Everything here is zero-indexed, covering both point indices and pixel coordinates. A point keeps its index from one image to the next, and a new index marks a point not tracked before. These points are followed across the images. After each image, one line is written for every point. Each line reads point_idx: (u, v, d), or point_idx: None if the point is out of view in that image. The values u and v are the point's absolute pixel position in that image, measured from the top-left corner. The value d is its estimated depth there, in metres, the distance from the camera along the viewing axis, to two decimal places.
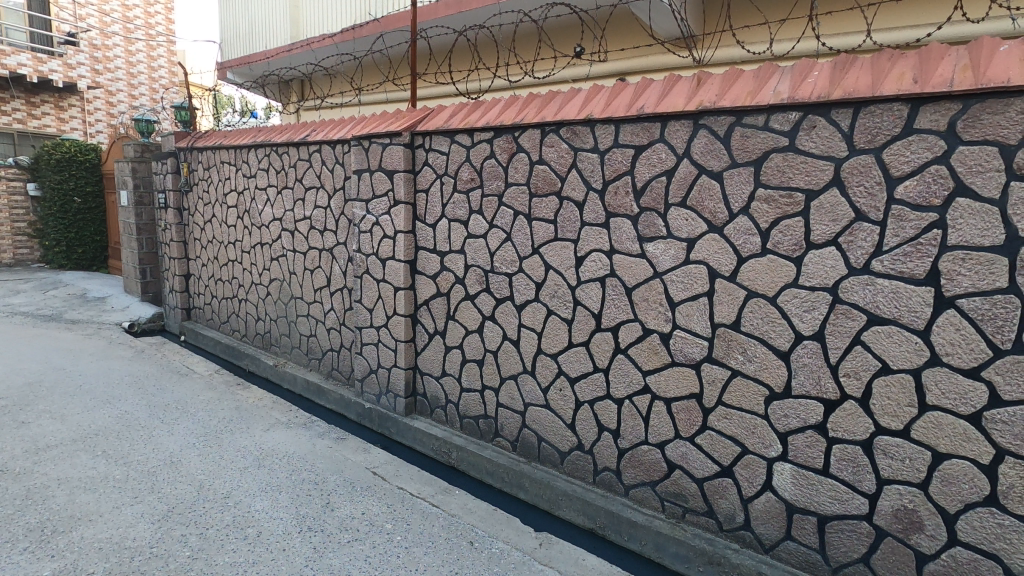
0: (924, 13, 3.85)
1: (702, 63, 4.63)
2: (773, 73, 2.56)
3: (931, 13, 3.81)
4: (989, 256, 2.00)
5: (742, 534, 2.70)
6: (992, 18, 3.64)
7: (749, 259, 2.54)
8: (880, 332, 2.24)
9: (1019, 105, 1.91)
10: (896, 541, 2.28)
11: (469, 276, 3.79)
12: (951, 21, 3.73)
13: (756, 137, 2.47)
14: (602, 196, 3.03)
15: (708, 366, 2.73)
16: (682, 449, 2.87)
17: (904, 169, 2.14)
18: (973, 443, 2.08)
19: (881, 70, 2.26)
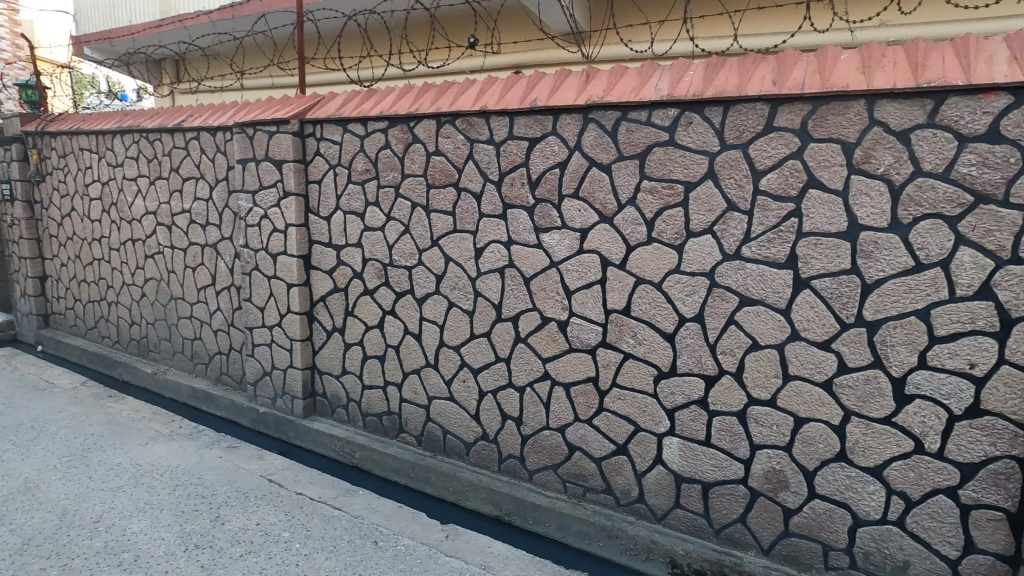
0: (782, 21, 4.12)
1: (590, 60, 4.78)
2: (654, 71, 2.71)
3: (786, 22, 4.10)
4: (836, 242, 2.26)
5: (637, 507, 2.86)
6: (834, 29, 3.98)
7: (637, 247, 2.69)
8: (750, 312, 2.46)
9: (856, 108, 2.16)
10: (768, 499, 2.53)
11: (367, 270, 3.68)
12: (802, 31, 4.02)
13: (640, 131, 2.61)
14: (498, 187, 3.06)
15: (603, 350, 2.86)
16: (582, 431, 2.98)
17: (767, 163, 2.35)
18: (826, 407, 2.35)
19: (746, 72, 2.46)
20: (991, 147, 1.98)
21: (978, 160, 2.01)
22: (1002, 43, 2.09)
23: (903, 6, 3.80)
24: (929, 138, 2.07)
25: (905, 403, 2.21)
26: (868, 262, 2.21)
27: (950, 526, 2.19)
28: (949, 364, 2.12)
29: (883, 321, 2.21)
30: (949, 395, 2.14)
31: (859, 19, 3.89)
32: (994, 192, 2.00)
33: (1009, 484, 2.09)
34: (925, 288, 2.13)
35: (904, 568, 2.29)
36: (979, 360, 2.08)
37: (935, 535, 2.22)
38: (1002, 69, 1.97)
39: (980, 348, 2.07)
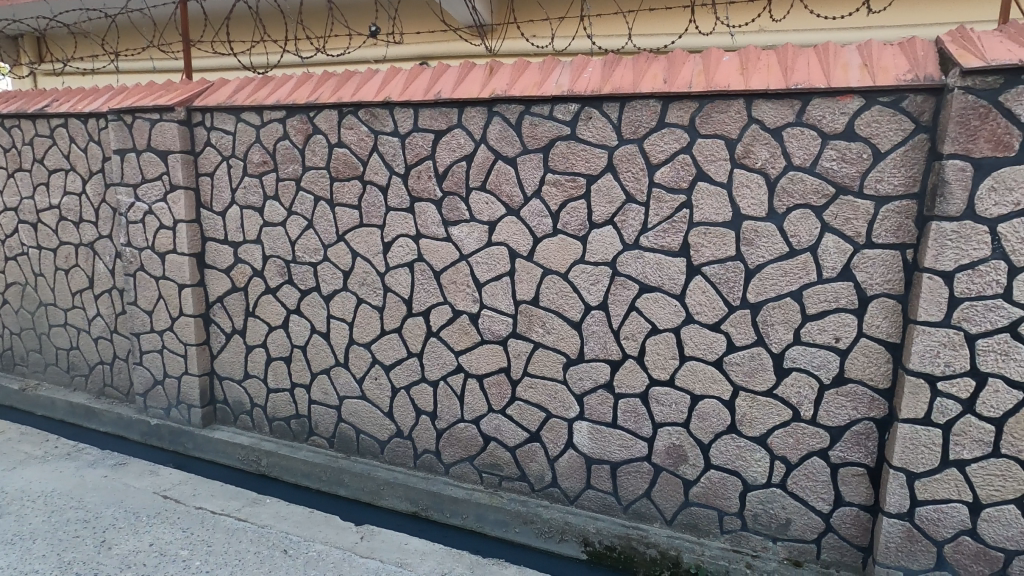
0: (669, 22, 4.23)
1: (493, 53, 4.71)
2: (556, 66, 2.77)
3: (673, 23, 4.21)
4: (722, 231, 2.44)
5: (551, 491, 2.95)
6: (716, 32, 4.13)
7: (543, 239, 2.76)
8: (649, 299, 2.60)
9: (736, 106, 2.34)
10: (669, 474, 2.70)
11: (268, 268, 3.50)
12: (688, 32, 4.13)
13: (543, 125, 2.67)
14: (405, 181, 3.01)
15: (513, 340, 2.91)
16: (496, 421, 3.03)
17: (660, 157, 2.49)
18: (718, 384, 2.55)
19: (640, 71, 2.58)
20: (848, 144, 2.21)
21: (838, 156, 2.23)
22: (856, 52, 2.33)
23: (775, 12, 3.96)
24: (798, 135, 2.27)
25: (784, 376, 2.44)
26: (750, 249, 2.41)
27: (823, 483, 2.45)
28: (819, 339, 2.36)
29: (764, 303, 2.42)
30: (819, 367, 2.38)
31: (738, 23, 4.04)
32: (851, 185, 2.24)
33: (868, 442, 2.36)
34: (799, 272, 2.35)
35: (786, 525, 2.54)
36: (842, 334, 2.33)
37: (811, 493, 2.48)
38: (856, 74, 2.20)
39: (842, 324, 2.32)
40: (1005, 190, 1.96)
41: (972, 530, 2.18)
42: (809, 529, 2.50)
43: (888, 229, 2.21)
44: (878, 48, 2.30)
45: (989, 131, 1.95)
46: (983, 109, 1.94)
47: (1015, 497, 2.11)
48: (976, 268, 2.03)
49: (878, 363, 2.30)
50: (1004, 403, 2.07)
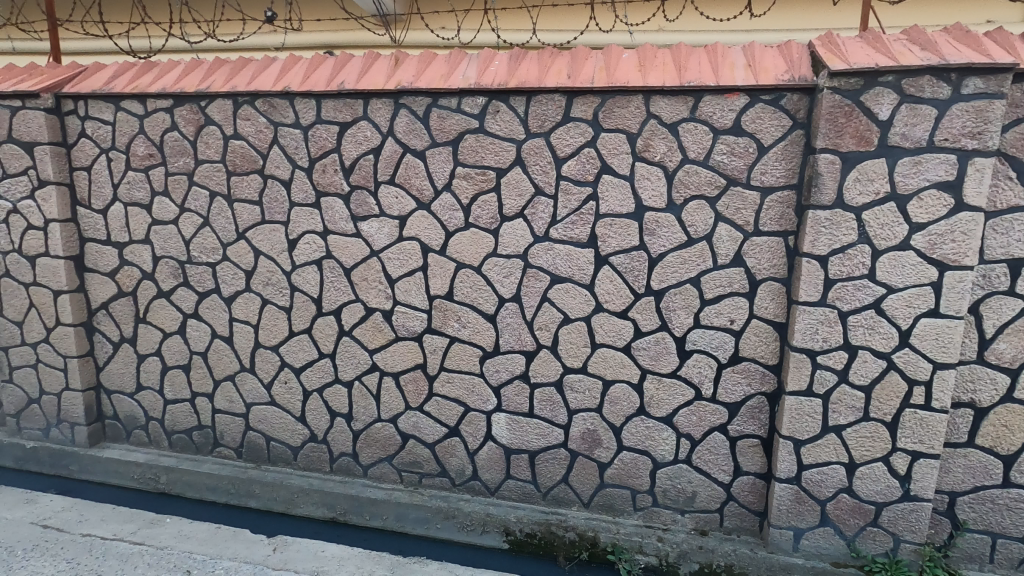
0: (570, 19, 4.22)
1: (398, 44, 4.47)
2: (462, 58, 2.76)
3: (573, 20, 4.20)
4: (627, 222, 2.54)
5: (472, 484, 2.97)
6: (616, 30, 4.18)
7: (455, 232, 2.75)
8: (561, 289, 2.66)
9: (636, 102, 2.44)
10: (585, 458, 2.79)
11: (160, 270, 3.23)
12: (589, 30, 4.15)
13: (451, 118, 2.65)
14: (309, 174, 2.89)
15: (429, 336, 2.88)
16: (414, 418, 2.99)
17: (566, 151, 2.55)
18: (627, 368, 2.66)
19: (545, 65, 2.62)
20: (736, 138, 2.37)
21: (728, 150, 2.39)
22: (741, 53, 2.49)
23: (669, 12, 4.07)
24: (692, 130, 2.41)
25: (686, 358, 2.58)
26: (653, 239, 2.52)
27: (723, 456, 2.63)
28: (716, 322, 2.52)
29: (666, 289, 2.55)
30: (717, 348, 2.54)
31: (636, 22, 4.10)
32: (740, 176, 2.40)
33: (761, 415, 2.56)
34: (697, 259, 2.49)
35: (692, 497, 2.70)
36: (736, 316, 2.50)
37: (714, 466, 2.65)
38: (741, 73, 2.36)
39: (736, 307, 2.49)
40: (867, 181, 2.18)
41: (849, 487, 2.42)
42: (713, 499, 2.68)
43: (773, 218, 2.40)
44: (761, 50, 2.48)
45: (854, 128, 2.16)
46: (848, 108, 2.15)
47: (882, 455, 2.37)
48: (846, 251, 2.25)
49: (768, 342, 2.49)
50: (871, 372, 2.31)
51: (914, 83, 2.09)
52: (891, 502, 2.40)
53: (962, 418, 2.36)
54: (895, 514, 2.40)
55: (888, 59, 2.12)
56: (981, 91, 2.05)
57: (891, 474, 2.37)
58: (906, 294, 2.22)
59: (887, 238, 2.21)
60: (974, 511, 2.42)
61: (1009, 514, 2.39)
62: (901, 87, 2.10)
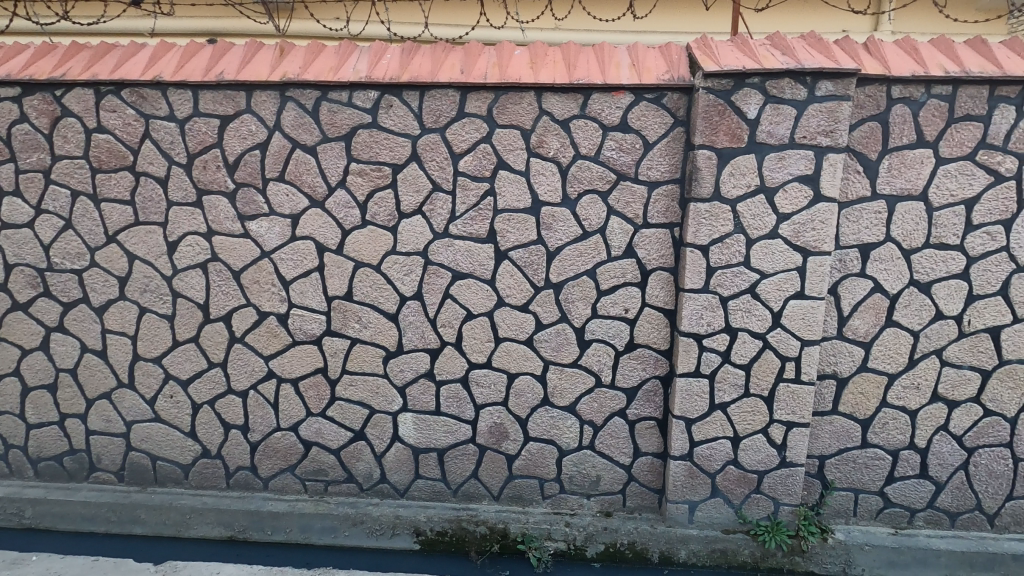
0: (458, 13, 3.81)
1: (282, 34, 3.77)
2: (352, 51, 2.67)
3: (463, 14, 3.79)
4: (524, 217, 2.58)
5: (381, 488, 2.92)
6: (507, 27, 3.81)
7: (352, 231, 2.66)
8: (462, 285, 2.66)
9: (529, 98, 2.47)
10: (493, 452, 2.82)
11: (14, 279, 2.87)
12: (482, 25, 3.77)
13: (342, 112, 2.55)
14: (188, 171, 2.68)
15: (329, 338, 2.78)
16: (316, 425, 2.88)
17: (463, 147, 2.54)
18: (530, 361, 2.71)
19: (438, 60, 2.60)
20: (623, 135, 2.47)
21: (617, 145, 2.49)
22: (626, 53, 2.60)
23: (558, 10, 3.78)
24: (583, 126, 2.48)
25: (586, 348, 2.67)
26: (550, 233, 2.58)
27: (623, 439, 2.75)
28: (612, 311, 2.63)
29: (565, 282, 2.62)
30: (614, 336, 2.65)
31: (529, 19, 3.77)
32: (628, 171, 2.51)
33: (657, 398, 2.70)
34: (592, 252, 2.58)
35: (596, 481, 2.81)
36: (630, 306, 2.62)
37: (615, 450, 2.77)
38: (626, 72, 2.46)
39: (629, 296, 2.61)
40: (740, 175, 2.36)
41: (734, 460, 2.62)
42: (615, 481, 2.80)
43: (659, 211, 2.53)
44: (644, 50, 2.59)
45: (726, 126, 2.32)
46: (721, 107, 2.31)
47: (762, 427, 2.58)
48: (724, 241, 2.42)
49: (660, 329, 2.63)
50: (750, 351, 2.50)
51: (776, 85, 2.28)
52: (771, 469, 2.62)
53: (827, 389, 2.62)
54: (774, 480, 2.63)
55: (754, 63, 2.29)
56: (832, 93, 2.27)
57: (770, 443, 2.59)
58: (776, 279, 2.43)
59: (759, 228, 2.39)
60: (840, 471, 2.70)
61: (868, 471, 2.69)
62: (766, 88, 2.28)
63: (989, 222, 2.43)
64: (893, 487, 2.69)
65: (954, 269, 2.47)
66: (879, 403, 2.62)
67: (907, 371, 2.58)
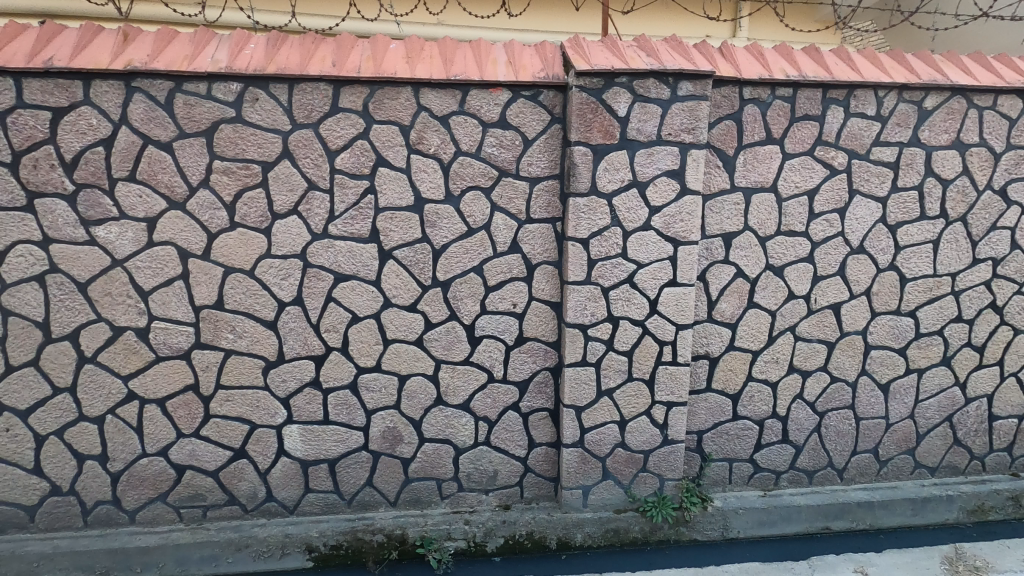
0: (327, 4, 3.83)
1: (125, 18, 3.51)
2: (210, 40, 2.47)
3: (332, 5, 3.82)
4: (407, 215, 2.52)
5: (267, 507, 2.74)
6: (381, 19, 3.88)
7: (219, 234, 2.46)
8: (345, 288, 2.56)
9: (406, 94, 2.42)
10: (388, 457, 2.75)
11: None
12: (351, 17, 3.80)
13: (200, 106, 2.35)
14: (14, 171, 2.33)
15: (198, 352, 2.55)
16: (189, 447, 2.64)
17: (338, 143, 2.44)
18: (421, 361, 2.66)
19: (307, 52, 2.47)
20: (503, 131, 2.49)
21: (497, 142, 2.50)
22: (502, 49, 2.62)
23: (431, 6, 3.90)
24: (462, 123, 2.47)
25: (476, 345, 2.68)
26: (435, 230, 2.55)
27: (518, 432, 2.79)
28: (500, 307, 2.65)
29: (452, 279, 2.60)
30: (503, 331, 2.68)
31: (402, 12, 3.85)
32: (510, 168, 2.53)
33: (547, 389, 2.76)
34: (477, 248, 2.58)
35: (494, 476, 2.82)
36: (517, 300, 2.65)
37: (510, 443, 2.80)
38: (503, 69, 2.48)
39: (517, 291, 2.64)
40: (614, 170, 2.46)
41: (622, 442, 2.75)
42: (512, 474, 2.83)
43: (541, 206, 2.58)
44: (520, 47, 2.63)
45: (599, 123, 2.41)
46: (593, 105, 2.39)
47: (645, 409, 2.73)
48: (602, 234, 2.51)
49: (547, 321, 2.69)
50: (631, 338, 2.63)
51: (642, 84, 2.40)
52: (655, 448, 2.77)
53: (701, 368, 2.82)
54: (658, 458, 2.79)
55: (621, 63, 2.40)
56: (692, 93, 2.43)
57: (653, 424, 2.75)
58: (651, 268, 2.57)
59: (634, 220, 2.52)
60: (715, 444, 2.92)
61: (739, 441, 2.93)
62: (633, 87, 2.40)
63: (827, 210, 2.73)
64: (761, 453, 2.96)
65: (802, 253, 2.76)
66: (745, 378, 2.86)
67: (767, 347, 2.84)
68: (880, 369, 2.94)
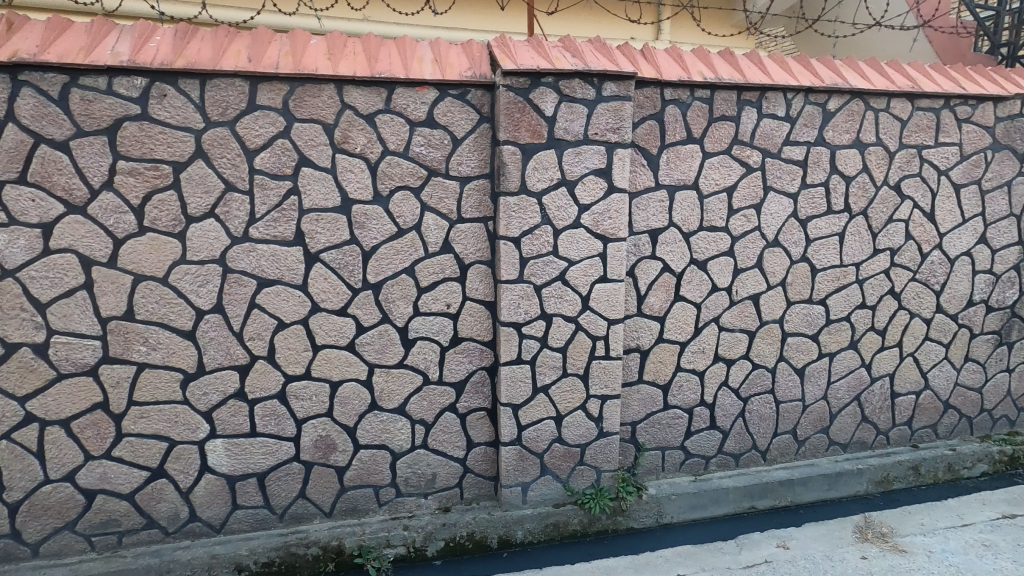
0: None
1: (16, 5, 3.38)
2: (110, 30, 2.30)
3: None
4: (334, 216, 2.44)
5: (191, 528, 2.58)
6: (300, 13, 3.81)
7: (126, 240, 2.29)
8: (269, 293, 2.45)
9: (329, 91, 2.34)
10: (321, 466, 2.66)
11: None
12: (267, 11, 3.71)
13: (100, 102, 2.18)
14: None
15: (107, 366, 2.37)
16: (100, 469, 2.45)
17: (257, 142, 2.33)
18: (353, 366, 2.59)
19: (220, 45, 2.34)
20: (431, 131, 2.46)
21: (425, 141, 2.47)
22: (428, 47, 2.59)
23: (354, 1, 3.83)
24: (389, 121, 2.42)
25: (411, 347, 2.63)
26: (364, 232, 2.49)
27: (456, 433, 2.77)
28: (434, 308, 2.62)
29: (383, 282, 2.55)
30: (438, 332, 2.65)
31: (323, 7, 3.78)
32: (440, 167, 2.51)
33: (484, 389, 2.76)
34: (409, 249, 2.54)
35: (432, 479, 2.79)
36: (451, 301, 2.63)
37: (448, 445, 2.77)
38: (429, 67, 2.45)
39: (450, 291, 2.62)
40: (543, 169, 2.49)
41: (559, 437, 2.79)
42: (451, 476, 2.81)
43: (472, 205, 2.57)
44: (446, 46, 2.60)
45: (527, 122, 2.43)
46: (521, 105, 2.41)
47: (580, 403, 2.78)
48: (534, 232, 2.54)
49: (482, 320, 2.68)
50: (565, 334, 2.67)
51: (568, 85, 2.44)
52: (591, 441, 2.83)
53: (633, 361, 2.90)
54: (594, 450, 2.85)
55: (547, 63, 2.43)
56: (616, 94, 2.49)
57: (588, 417, 2.80)
58: (581, 265, 2.62)
59: (563, 218, 2.55)
60: (649, 434, 3.01)
61: (670, 429, 3.04)
62: (559, 87, 2.43)
63: (745, 206, 2.88)
64: (691, 440, 3.08)
65: (723, 247, 2.89)
66: (675, 368, 2.97)
67: (694, 338, 2.96)
68: (796, 355, 3.13)
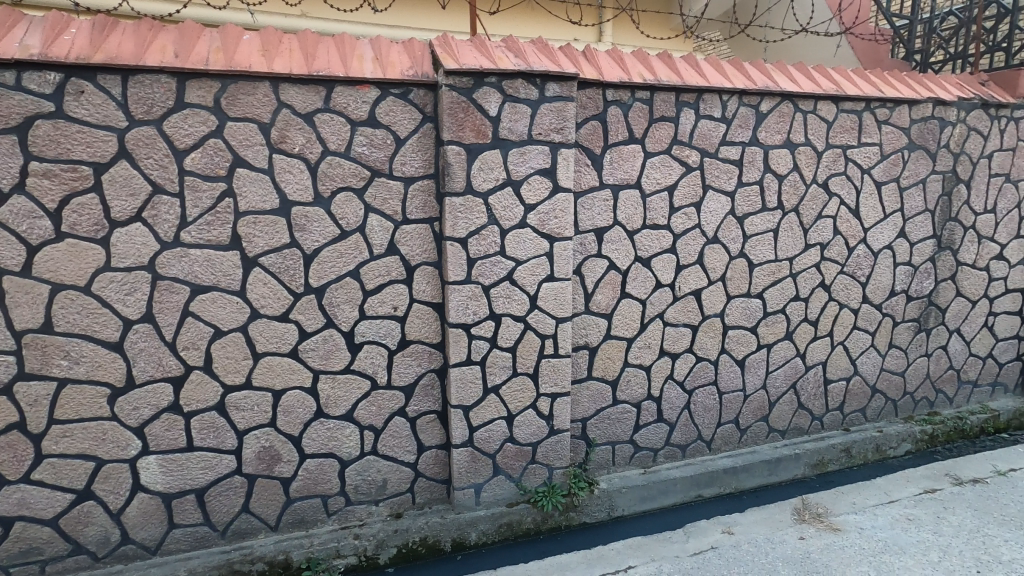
0: None
1: None
2: (18, 21, 2.13)
3: None
4: (272, 218, 2.36)
5: (124, 551, 2.43)
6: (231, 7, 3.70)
7: (42, 247, 2.13)
8: (204, 300, 2.34)
9: (264, 89, 2.25)
10: (265, 479, 2.56)
11: None
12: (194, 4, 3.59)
13: (8, 98, 2.02)
14: None
15: (23, 384, 2.20)
16: (18, 494, 2.27)
17: (187, 142, 2.21)
18: (297, 373, 2.51)
19: (143, 40, 2.22)
20: (373, 130, 2.41)
21: (367, 141, 2.42)
22: (369, 45, 2.53)
23: None
24: (328, 121, 2.35)
25: (357, 351, 2.57)
26: (304, 235, 2.41)
27: (406, 438, 2.73)
28: (380, 311, 2.57)
29: (326, 285, 2.48)
30: (385, 336, 2.60)
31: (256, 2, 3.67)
32: (383, 167, 2.46)
33: (434, 391, 2.73)
34: (353, 251, 2.48)
35: (383, 485, 2.74)
36: (398, 303, 2.59)
37: (399, 449, 2.73)
38: (369, 65, 2.40)
39: (397, 294, 2.58)
40: (488, 169, 2.48)
41: (510, 436, 2.79)
42: (402, 481, 2.76)
43: (417, 206, 2.53)
44: (387, 44, 2.56)
45: (471, 122, 2.42)
46: (465, 105, 2.39)
47: (530, 402, 2.79)
48: (480, 233, 2.53)
49: (430, 322, 2.65)
50: (514, 334, 2.68)
51: (512, 85, 2.44)
52: (542, 439, 2.85)
53: (581, 358, 2.94)
54: (546, 448, 2.87)
55: (489, 63, 2.43)
56: (559, 94, 2.51)
57: (539, 416, 2.82)
58: (528, 265, 2.63)
59: (509, 218, 2.56)
60: (599, 429, 3.06)
61: (619, 424, 3.09)
62: (503, 87, 2.43)
63: (685, 205, 2.96)
64: (640, 433, 3.15)
65: (665, 245, 2.97)
66: (622, 364, 3.03)
67: (640, 334, 3.03)
68: (736, 347, 3.26)
